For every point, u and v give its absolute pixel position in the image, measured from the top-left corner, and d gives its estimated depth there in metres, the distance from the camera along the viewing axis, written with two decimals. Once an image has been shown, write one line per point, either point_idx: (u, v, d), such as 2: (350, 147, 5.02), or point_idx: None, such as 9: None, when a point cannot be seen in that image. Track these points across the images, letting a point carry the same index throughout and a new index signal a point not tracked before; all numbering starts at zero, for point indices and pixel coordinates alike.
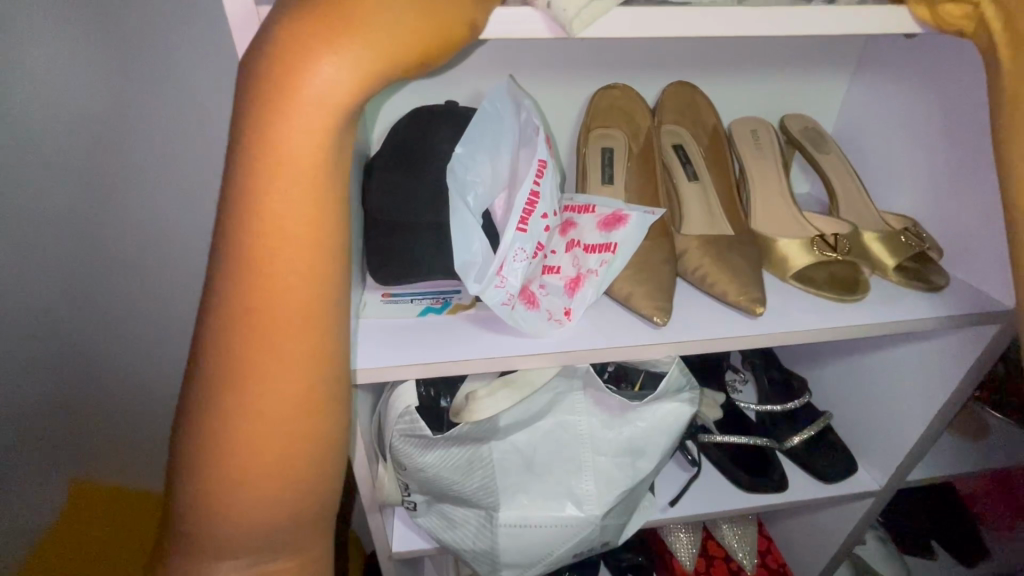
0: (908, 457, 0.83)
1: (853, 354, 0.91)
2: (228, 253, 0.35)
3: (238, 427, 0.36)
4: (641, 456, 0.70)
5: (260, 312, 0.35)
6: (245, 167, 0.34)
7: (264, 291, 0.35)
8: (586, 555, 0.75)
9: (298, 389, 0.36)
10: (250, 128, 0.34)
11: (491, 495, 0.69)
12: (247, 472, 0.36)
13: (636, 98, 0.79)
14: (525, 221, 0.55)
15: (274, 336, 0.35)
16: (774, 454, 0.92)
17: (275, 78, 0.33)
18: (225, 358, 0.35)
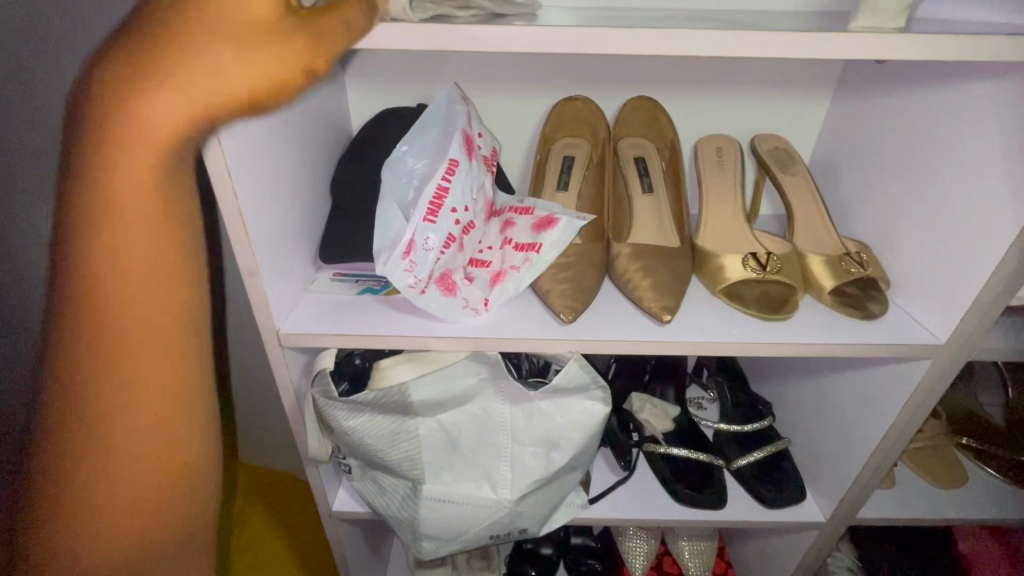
0: (854, 491, 0.81)
1: (814, 380, 0.89)
2: (69, 282, 0.37)
3: (101, 447, 0.39)
4: (557, 447, 0.74)
5: (116, 341, 0.38)
6: (82, 201, 0.36)
7: (119, 365, 0.38)
8: (503, 539, 0.79)
9: (161, 404, 0.40)
10: (81, 162, 0.35)
11: (415, 468, 0.74)
12: (121, 482, 0.40)
13: (595, 110, 0.83)
14: (434, 214, 0.61)
15: (131, 360, 0.39)
16: (720, 472, 0.92)
17: (113, 116, 0.35)
18: (80, 383, 0.38)
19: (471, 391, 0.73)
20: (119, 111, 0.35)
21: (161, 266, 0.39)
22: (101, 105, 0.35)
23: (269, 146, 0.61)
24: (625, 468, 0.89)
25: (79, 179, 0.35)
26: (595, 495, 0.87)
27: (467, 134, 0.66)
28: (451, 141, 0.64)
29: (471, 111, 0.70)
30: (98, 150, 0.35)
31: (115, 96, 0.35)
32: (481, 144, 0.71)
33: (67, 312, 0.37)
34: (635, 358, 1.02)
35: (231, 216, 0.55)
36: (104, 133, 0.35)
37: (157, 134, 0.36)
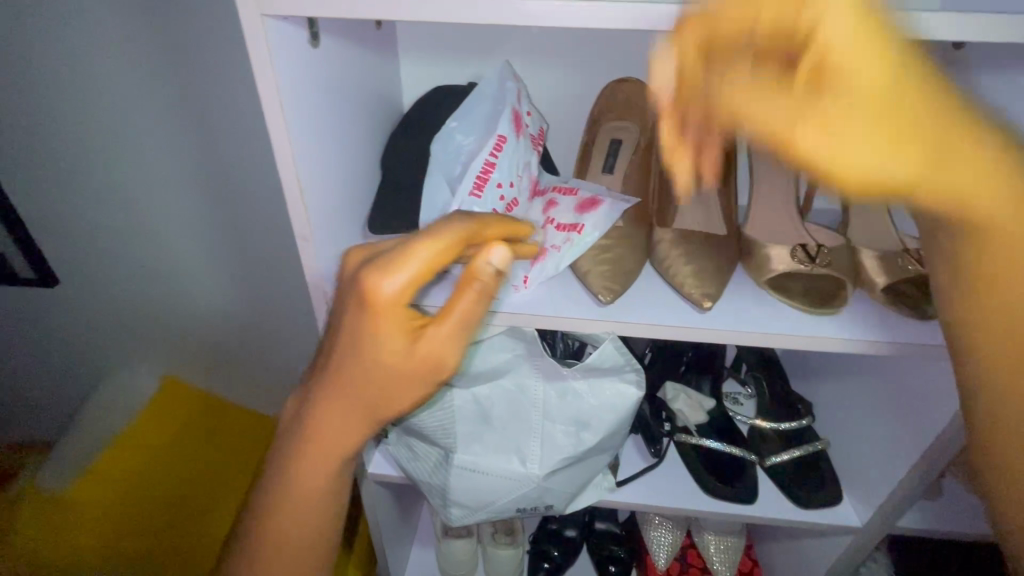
0: (894, 498, 0.78)
1: (858, 381, 0.86)
2: (306, 451, 0.47)
3: (265, 541, 0.52)
4: (587, 428, 0.75)
5: (298, 487, 0.49)
6: (327, 406, 0.45)
7: (278, 495, 0.50)
8: (529, 512, 0.82)
9: (309, 527, 0.52)
10: (335, 381, 0.44)
11: (448, 437, 0.77)
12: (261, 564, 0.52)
13: (646, 93, 0.82)
14: (480, 187, 0.64)
15: (299, 500, 0.49)
16: (752, 468, 0.90)
17: (343, 362, 0.42)
18: (268, 504, 0.51)
19: (506, 366, 0.75)
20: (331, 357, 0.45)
21: (323, 451, 0.47)
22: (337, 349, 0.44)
23: (328, 117, 0.64)
24: (656, 455, 0.90)
25: (310, 405, 0.46)
26: (622, 478, 0.87)
27: (518, 111, 0.67)
28: (500, 118, 0.66)
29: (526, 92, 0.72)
30: (321, 376, 0.46)
31: (351, 352, 0.43)
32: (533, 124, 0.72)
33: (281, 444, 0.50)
34: (671, 347, 0.99)
35: (289, 183, 0.59)
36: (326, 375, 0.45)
37: (342, 393, 0.44)
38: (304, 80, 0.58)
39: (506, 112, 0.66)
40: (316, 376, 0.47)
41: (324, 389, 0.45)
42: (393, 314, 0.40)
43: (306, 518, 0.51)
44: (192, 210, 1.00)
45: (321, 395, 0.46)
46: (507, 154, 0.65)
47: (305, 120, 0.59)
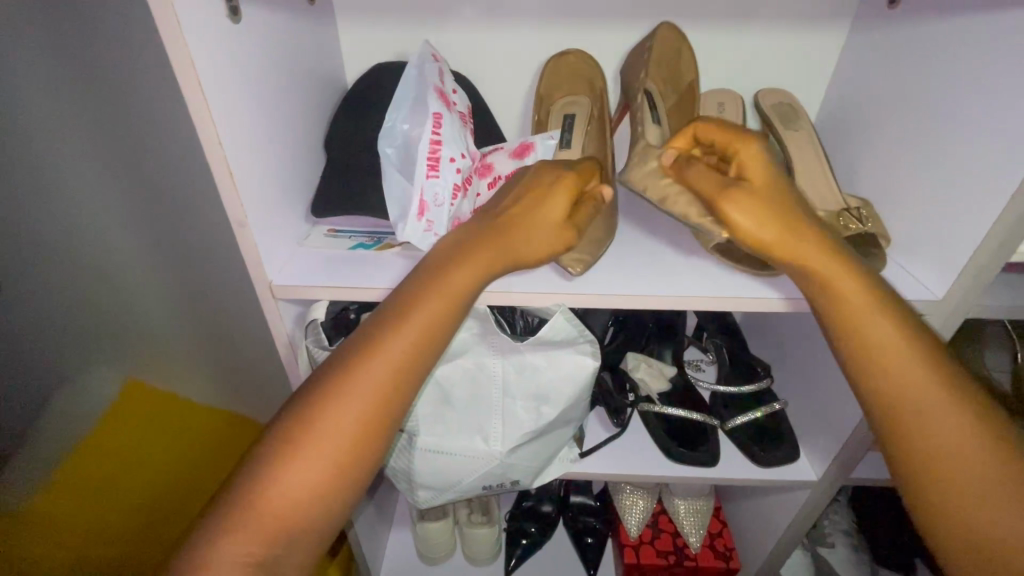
0: (845, 450, 0.81)
1: (812, 339, 0.88)
2: (462, 265, 0.55)
3: (367, 365, 0.51)
4: (546, 402, 0.75)
5: (439, 304, 0.53)
6: (504, 221, 0.57)
7: (358, 384, 0.50)
8: (496, 489, 0.82)
9: (415, 361, 0.52)
10: (521, 198, 0.59)
11: (410, 420, 0.76)
12: (355, 396, 0.50)
13: (592, 65, 0.82)
14: (434, 167, 0.63)
15: (432, 321, 0.53)
16: (713, 432, 0.92)
17: (535, 184, 0.59)
18: (386, 328, 0.52)
19: (461, 346, 0.74)
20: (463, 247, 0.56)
21: (424, 338, 0.52)
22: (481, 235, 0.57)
23: (258, 95, 0.61)
24: (618, 425, 0.90)
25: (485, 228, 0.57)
26: (586, 449, 0.88)
27: (440, 87, 0.67)
28: (428, 95, 0.65)
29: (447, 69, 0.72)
30: (443, 265, 0.55)
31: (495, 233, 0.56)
32: (461, 104, 0.72)
33: (357, 343, 0.52)
34: (635, 319, 1.01)
35: (219, 166, 0.56)
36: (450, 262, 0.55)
37: (506, 236, 0.57)
38: (229, 56, 0.55)
39: (431, 88, 0.65)
40: (428, 272, 0.55)
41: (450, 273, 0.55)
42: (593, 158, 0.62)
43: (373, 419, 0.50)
44: (132, 202, 0.95)
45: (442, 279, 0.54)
46: (449, 128, 0.65)
47: (230, 97, 0.56)
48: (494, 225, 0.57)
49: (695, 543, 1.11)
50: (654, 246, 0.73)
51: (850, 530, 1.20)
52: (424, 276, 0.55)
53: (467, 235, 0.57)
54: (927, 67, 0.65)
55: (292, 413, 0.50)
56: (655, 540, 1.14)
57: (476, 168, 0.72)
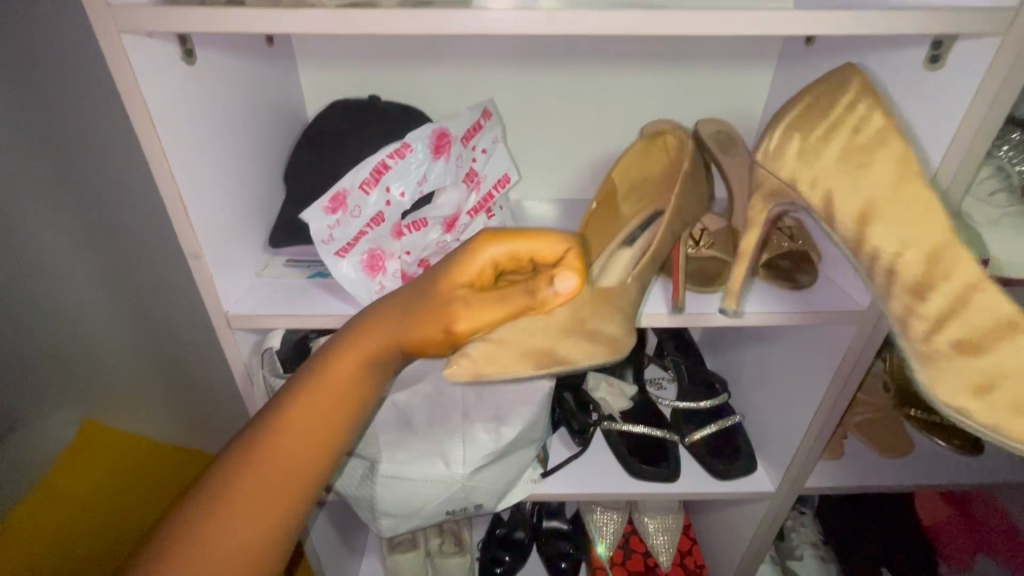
0: (798, 458, 0.84)
1: (763, 352, 0.92)
2: (344, 353, 0.46)
3: (257, 456, 0.46)
4: (506, 422, 0.77)
5: (320, 394, 0.46)
6: (403, 305, 0.44)
7: (258, 479, 0.46)
8: (460, 515, 0.82)
9: (304, 453, 0.47)
10: (429, 280, 0.43)
11: (371, 447, 0.76)
12: (252, 488, 0.46)
13: (680, 160, 0.69)
14: (370, 185, 0.64)
15: (318, 412, 0.47)
16: (674, 447, 0.94)
17: (449, 264, 0.43)
18: (273, 418, 0.46)
19: (421, 369, 0.77)
20: (366, 318, 0.46)
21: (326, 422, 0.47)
22: (385, 312, 0.45)
23: (212, 134, 0.63)
24: (580, 444, 0.92)
25: (379, 313, 0.45)
26: (550, 469, 0.90)
27: (445, 130, 0.66)
28: (423, 129, 0.65)
29: (483, 128, 0.73)
30: (345, 337, 0.46)
31: (400, 319, 0.44)
32: (473, 159, 0.73)
33: (260, 420, 0.47)
34: None
35: (172, 201, 0.58)
36: (351, 335, 0.46)
37: (402, 326, 0.44)
38: (179, 96, 0.57)
39: (440, 126, 0.66)
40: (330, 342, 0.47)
41: (348, 354, 0.46)
42: (531, 235, 0.43)
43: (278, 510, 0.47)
44: (88, 240, 0.94)
45: (340, 363, 0.46)
46: (412, 161, 0.65)
47: (185, 137, 0.58)
48: (391, 309, 0.45)
49: (665, 563, 1.11)
50: None
51: (818, 541, 1.22)
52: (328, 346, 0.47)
53: (377, 306, 0.46)
54: None
55: (190, 505, 0.45)
56: (627, 561, 1.14)
57: (445, 218, 0.71)
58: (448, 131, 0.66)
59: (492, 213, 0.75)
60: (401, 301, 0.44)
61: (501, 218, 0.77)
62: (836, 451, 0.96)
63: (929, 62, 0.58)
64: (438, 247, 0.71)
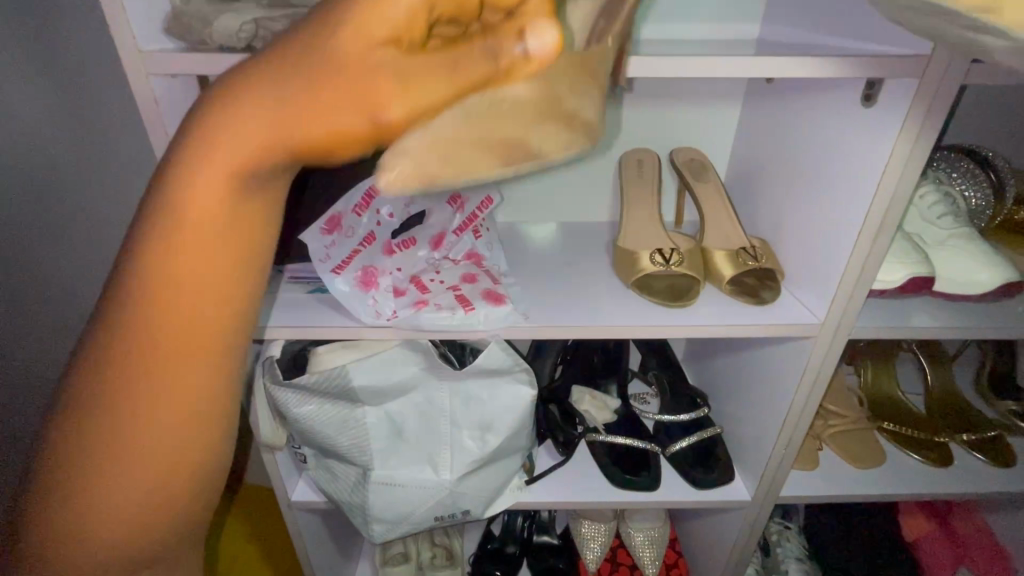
0: (772, 466, 0.88)
1: (739, 367, 0.97)
2: (189, 169, 0.26)
3: (119, 376, 0.28)
4: (491, 431, 0.81)
5: (166, 263, 0.27)
6: (279, 78, 0.26)
7: (85, 509, 0.29)
8: (448, 520, 0.86)
9: (193, 358, 0.28)
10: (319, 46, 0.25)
11: (364, 454, 0.80)
12: (141, 414, 0.28)
13: None
14: (361, 209, 0.70)
15: (186, 289, 0.27)
16: (656, 458, 0.98)
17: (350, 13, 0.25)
18: (123, 307, 0.27)
19: (412, 381, 0.80)
20: (184, 219, 0.26)
21: (181, 409, 0.28)
22: (237, 162, 0.26)
23: None
24: (563, 453, 0.96)
25: (228, 105, 0.26)
26: (535, 475, 0.94)
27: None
28: None
29: None
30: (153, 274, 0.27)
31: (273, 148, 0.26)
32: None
33: (96, 357, 0.28)
34: (585, 355, 1.10)
35: None
36: (157, 299, 0.27)
37: (279, 124, 0.26)
38: None
39: None
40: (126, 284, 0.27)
41: (183, 297, 0.27)
42: None
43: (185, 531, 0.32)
44: None
45: (174, 316, 0.27)
46: None
47: None
48: (257, 87, 0.26)
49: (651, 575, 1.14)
50: (581, 284, 0.82)
51: (803, 556, 1.22)
52: (122, 291, 0.27)
53: (191, 178, 0.26)
54: (798, 130, 0.78)
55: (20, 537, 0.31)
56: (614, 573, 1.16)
57: (432, 237, 0.80)
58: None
59: (478, 232, 0.83)
60: (267, 93, 0.25)
61: (486, 236, 0.84)
62: (809, 462, 1.00)
63: (865, 100, 0.64)
64: (428, 264, 0.79)
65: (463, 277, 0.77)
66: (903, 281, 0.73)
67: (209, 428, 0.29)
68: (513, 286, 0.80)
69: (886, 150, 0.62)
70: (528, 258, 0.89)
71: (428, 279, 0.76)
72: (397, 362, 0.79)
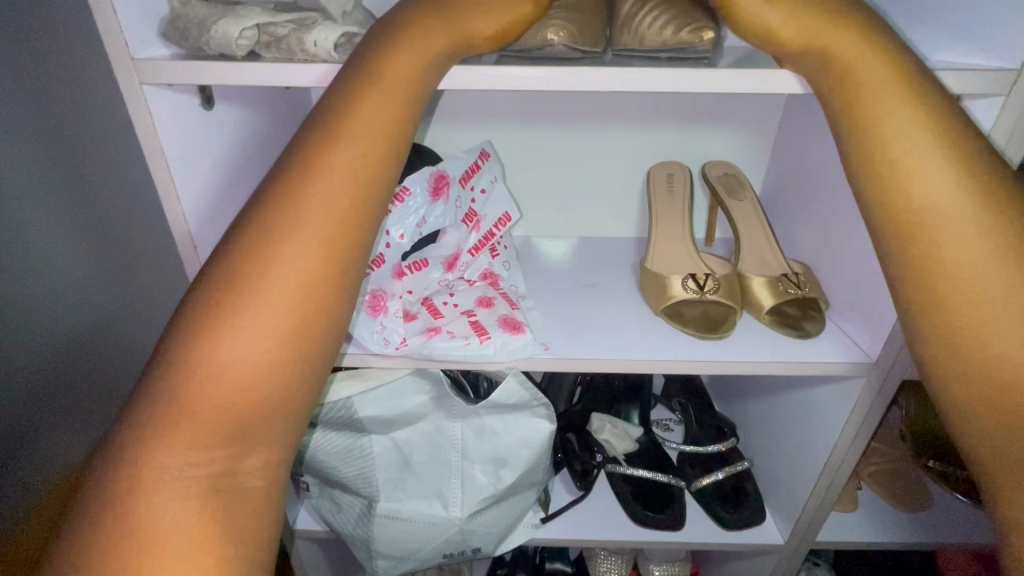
0: (809, 510, 0.81)
1: (775, 397, 0.89)
2: (318, 131, 0.39)
3: (262, 275, 0.35)
4: (505, 466, 0.75)
5: (306, 187, 0.37)
6: (367, 71, 0.41)
7: (216, 392, 0.33)
8: (457, 558, 0.80)
9: (322, 261, 0.36)
10: (390, 47, 0.42)
11: (369, 485, 0.75)
12: (272, 303, 0.35)
13: None
14: None
15: (322, 204, 0.37)
16: (680, 494, 0.91)
17: (417, 30, 0.43)
18: (266, 217, 0.36)
19: (421, 409, 0.74)
20: (308, 174, 0.37)
21: (290, 325, 0.35)
22: (346, 159, 0.38)
23: (232, 177, 0.64)
24: (584, 487, 0.90)
25: (344, 93, 0.40)
26: (551, 513, 0.88)
27: (443, 172, 0.68)
28: (419, 172, 0.66)
29: (481, 168, 0.74)
30: (273, 228, 0.36)
31: (373, 142, 0.39)
32: (473, 199, 0.74)
33: (228, 260, 0.35)
34: (599, 382, 1.02)
35: (182, 238, 0.59)
36: (282, 220, 0.36)
37: (381, 90, 0.40)
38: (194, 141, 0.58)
39: (438, 168, 0.67)
40: (237, 244, 0.36)
41: (294, 242, 0.36)
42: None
43: (277, 453, 0.35)
44: None
45: (287, 255, 0.36)
46: (411, 204, 0.66)
47: (203, 179, 0.60)
48: (345, 80, 0.41)
49: None
50: (605, 310, 0.76)
51: None
52: (232, 248, 0.36)
53: (335, 126, 0.39)
54: None
55: (100, 485, 0.31)
56: None
57: (445, 258, 0.74)
58: (446, 173, 0.68)
59: (495, 250, 0.77)
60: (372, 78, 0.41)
61: (504, 254, 0.79)
62: (848, 503, 0.92)
63: None
64: (442, 285, 0.74)
65: (479, 301, 0.72)
66: None
67: (307, 350, 0.36)
68: (532, 311, 0.74)
69: None
70: (548, 280, 0.82)
71: (440, 301, 0.71)
72: (406, 391, 0.74)
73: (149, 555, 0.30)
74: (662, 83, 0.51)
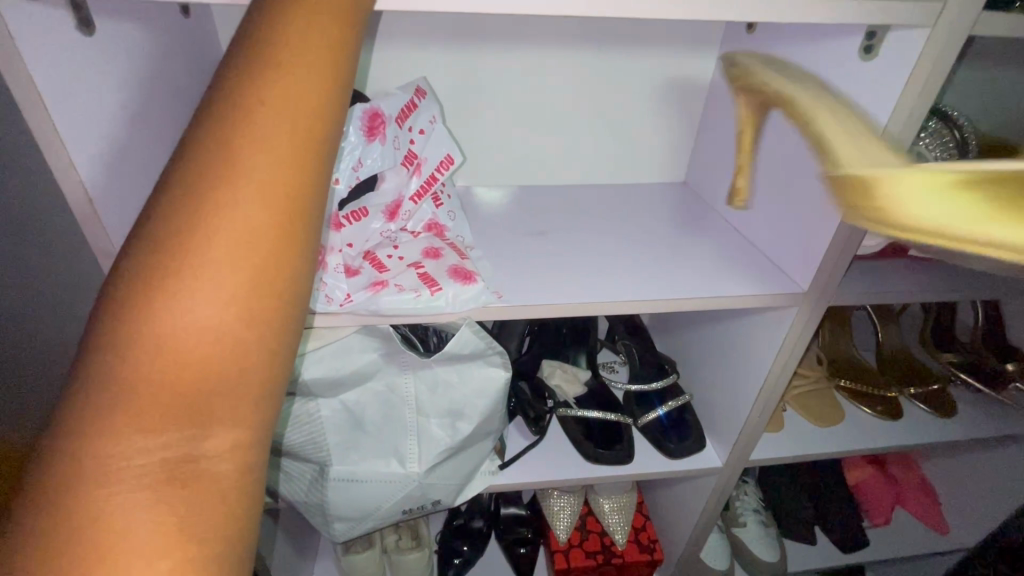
0: (745, 434, 0.87)
1: (711, 331, 0.95)
2: (242, 64, 0.34)
3: (202, 234, 0.30)
4: (461, 417, 0.75)
5: (242, 130, 0.32)
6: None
7: (162, 370, 0.29)
8: (417, 512, 0.80)
9: (271, 214, 0.32)
10: None
11: (320, 450, 0.72)
12: (215, 264, 0.30)
13: None
14: None
15: (262, 148, 0.32)
16: (628, 430, 0.96)
17: None
18: (197, 167, 0.31)
19: (371, 369, 0.71)
20: (239, 113, 0.33)
21: (242, 287, 0.31)
22: (280, 92, 0.34)
23: (132, 118, 0.55)
24: (537, 432, 0.92)
25: (268, 18, 0.35)
26: (508, 459, 0.89)
27: (378, 110, 0.62)
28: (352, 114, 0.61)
29: (418, 106, 0.69)
30: (205, 177, 0.31)
31: (309, 72, 0.35)
32: (412, 141, 0.69)
33: (159, 220, 0.30)
34: (550, 327, 1.03)
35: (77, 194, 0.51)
36: (217, 170, 0.31)
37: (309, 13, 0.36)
38: (80, 74, 0.49)
39: (370, 105, 0.62)
40: (167, 197, 0.31)
41: (233, 193, 0.31)
42: None
43: (247, 433, 0.32)
44: None
45: (225, 206, 0.31)
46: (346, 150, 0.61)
47: (94, 121, 0.51)
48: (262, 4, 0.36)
49: (621, 540, 1.14)
50: (555, 256, 0.75)
51: (759, 507, 1.23)
52: (161, 202, 0.31)
53: (259, 56, 0.34)
54: None
55: (32, 486, 0.27)
56: (584, 542, 1.16)
57: (387, 207, 0.69)
58: (381, 111, 0.63)
59: (437, 198, 0.74)
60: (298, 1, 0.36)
61: (447, 202, 0.76)
62: (775, 424, 1.01)
63: (864, 52, 0.60)
64: (384, 237, 0.70)
65: (425, 252, 0.68)
66: (881, 246, 0.72)
67: (266, 315, 0.32)
68: (481, 260, 0.72)
69: (885, 104, 0.58)
70: (493, 228, 0.80)
71: (384, 254, 0.67)
72: (354, 350, 0.70)
73: (102, 562, 0.26)
74: (613, 8, 0.49)
